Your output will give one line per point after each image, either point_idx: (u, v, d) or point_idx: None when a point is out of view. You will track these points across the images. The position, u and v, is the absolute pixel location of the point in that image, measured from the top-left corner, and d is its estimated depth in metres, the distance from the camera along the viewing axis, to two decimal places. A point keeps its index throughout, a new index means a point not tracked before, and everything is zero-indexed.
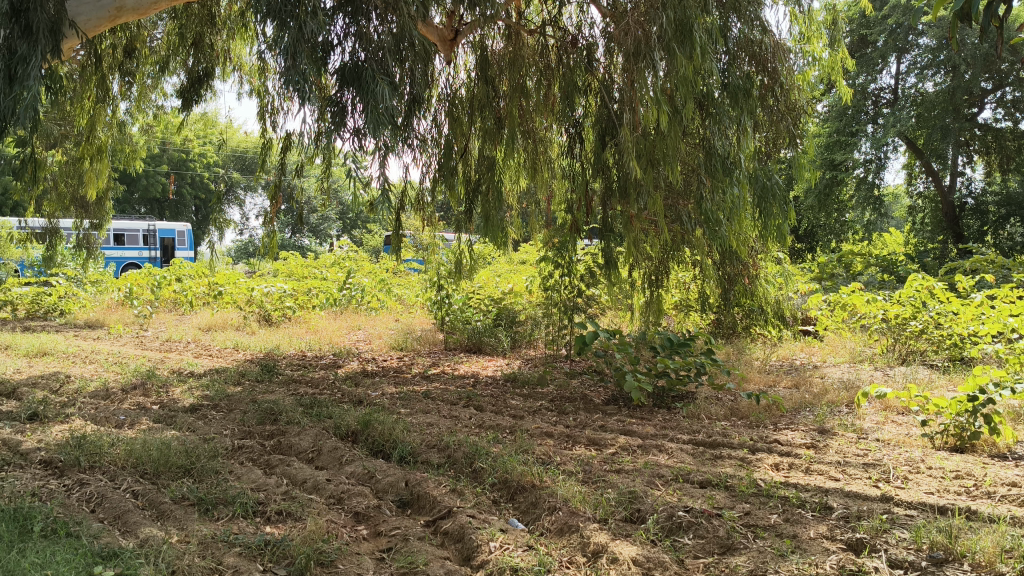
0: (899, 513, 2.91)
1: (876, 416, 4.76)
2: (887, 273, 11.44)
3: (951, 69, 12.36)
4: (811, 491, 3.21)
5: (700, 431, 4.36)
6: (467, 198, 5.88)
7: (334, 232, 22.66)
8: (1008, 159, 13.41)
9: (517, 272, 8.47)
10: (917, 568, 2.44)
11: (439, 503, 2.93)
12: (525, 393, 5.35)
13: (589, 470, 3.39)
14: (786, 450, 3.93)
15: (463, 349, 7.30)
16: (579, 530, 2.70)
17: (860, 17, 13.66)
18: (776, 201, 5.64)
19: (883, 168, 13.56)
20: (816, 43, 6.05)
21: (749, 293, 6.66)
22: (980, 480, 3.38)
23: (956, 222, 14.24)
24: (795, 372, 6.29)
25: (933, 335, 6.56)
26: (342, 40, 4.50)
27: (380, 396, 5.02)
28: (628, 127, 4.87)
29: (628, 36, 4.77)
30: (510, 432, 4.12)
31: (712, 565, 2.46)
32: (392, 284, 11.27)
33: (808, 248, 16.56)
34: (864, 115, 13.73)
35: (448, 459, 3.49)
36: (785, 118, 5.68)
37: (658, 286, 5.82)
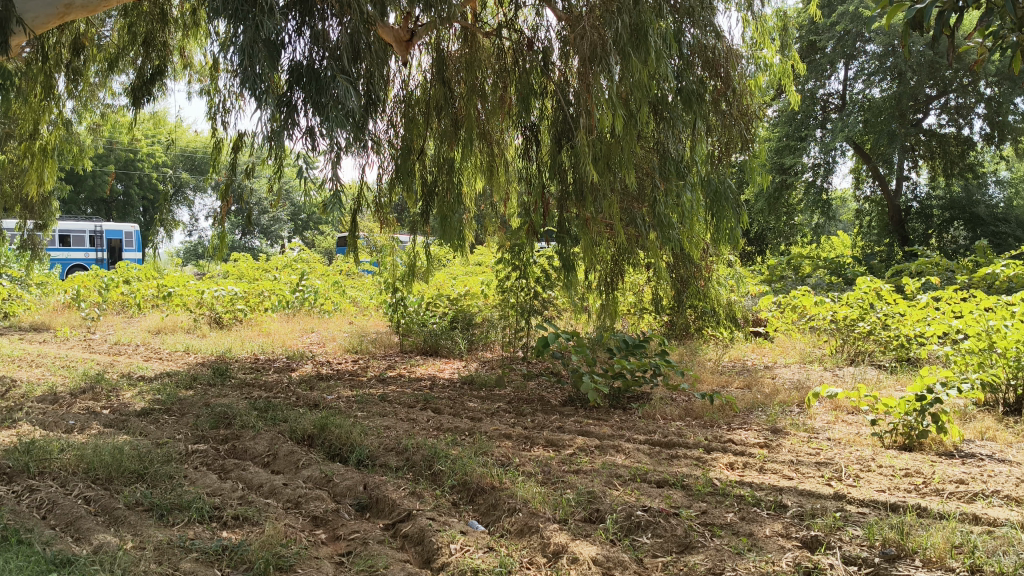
0: (852, 511, 2.96)
1: (826, 416, 4.85)
2: (835, 275, 11.68)
3: (897, 75, 12.60)
4: (766, 489, 3.26)
5: (656, 431, 4.40)
6: (423, 199, 5.87)
7: (286, 234, 22.43)
8: (950, 165, 13.79)
9: (471, 274, 8.47)
10: (870, 565, 2.49)
11: (399, 505, 2.92)
12: (482, 396, 5.36)
13: (548, 470, 3.41)
14: (741, 449, 3.99)
15: (419, 351, 7.28)
16: (539, 531, 2.71)
17: (809, 24, 13.84)
18: (729, 205, 5.72)
19: (831, 172, 13.89)
20: (769, 49, 6.13)
21: (703, 297, 6.78)
22: (929, 477, 3.46)
23: (901, 226, 14.53)
24: (747, 373, 6.38)
25: (881, 336, 6.70)
26: (295, 39, 4.46)
27: (335, 400, 4.99)
28: (584, 130, 4.89)
29: (584, 39, 4.74)
30: (469, 434, 4.11)
31: (671, 564, 2.48)
32: (346, 286, 11.20)
33: (758, 250, 16.82)
34: (812, 121, 13.97)
35: (407, 462, 3.47)
36: (738, 122, 5.76)
37: (614, 288, 5.86)
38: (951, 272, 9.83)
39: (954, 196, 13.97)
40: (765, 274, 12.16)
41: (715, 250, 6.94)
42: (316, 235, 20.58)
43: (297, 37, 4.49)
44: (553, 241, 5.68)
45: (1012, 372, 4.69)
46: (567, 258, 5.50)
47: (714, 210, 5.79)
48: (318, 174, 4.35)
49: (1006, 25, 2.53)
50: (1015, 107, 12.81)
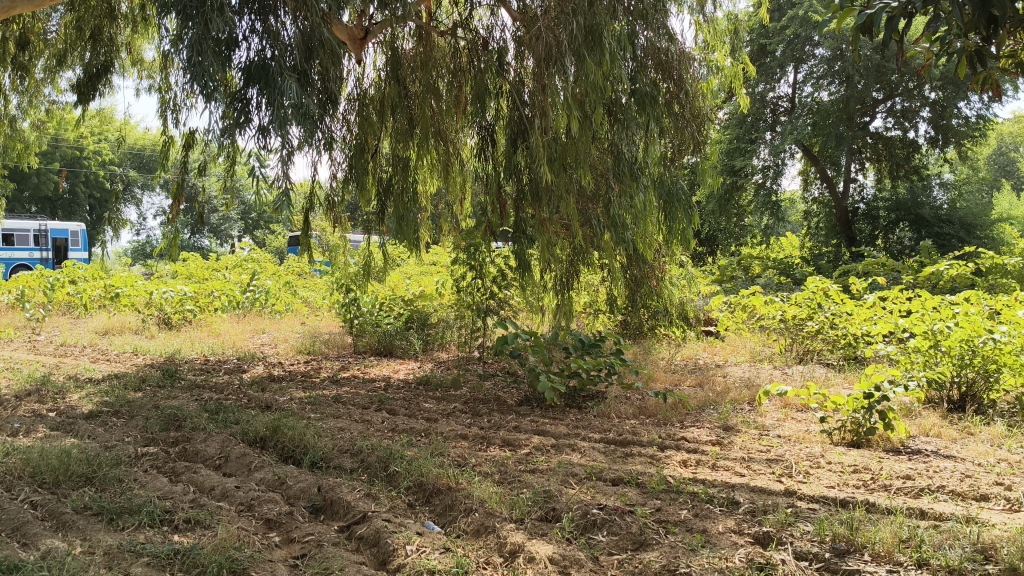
0: (803, 507, 3.02)
1: (777, 413, 4.93)
2: (784, 276, 11.89)
3: (845, 79, 12.83)
4: (718, 486, 3.30)
5: (610, 430, 4.43)
6: (379, 199, 5.84)
7: (236, 233, 22.16)
8: (897, 167, 14.21)
9: (427, 273, 8.42)
10: (821, 559, 2.53)
11: (354, 507, 2.90)
12: (438, 396, 5.35)
13: (504, 470, 3.41)
14: (693, 447, 4.03)
15: (374, 351, 7.24)
16: (495, 531, 2.71)
17: (759, 27, 14.03)
18: (681, 206, 5.79)
19: (780, 175, 14.13)
20: (720, 52, 6.21)
21: (656, 296, 6.75)
22: (877, 473, 3.53)
23: (849, 227, 14.82)
24: (699, 371, 6.46)
25: (829, 335, 6.80)
26: (248, 36, 4.40)
27: (288, 401, 4.94)
28: (539, 131, 4.90)
29: (539, 41, 4.81)
30: (424, 435, 4.11)
31: (626, 561, 2.51)
32: (298, 286, 11.10)
33: (709, 251, 17.04)
34: (762, 123, 14.19)
35: (362, 464, 3.45)
36: (689, 124, 5.77)
37: (569, 289, 5.89)
38: (896, 273, 10.07)
39: (899, 198, 14.29)
40: (716, 274, 12.32)
41: (669, 250, 6.99)
42: (268, 234, 20.43)
43: (250, 34, 4.43)
44: (510, 241, 5.71)
45: (956, 369, 4.80)
46: (523, 259, 5.51)
47: (666, 211, 5.85)
48: (270, 172, 4.36)
49: (951, 32, 2.59)
50: (959, 111, 13.14)
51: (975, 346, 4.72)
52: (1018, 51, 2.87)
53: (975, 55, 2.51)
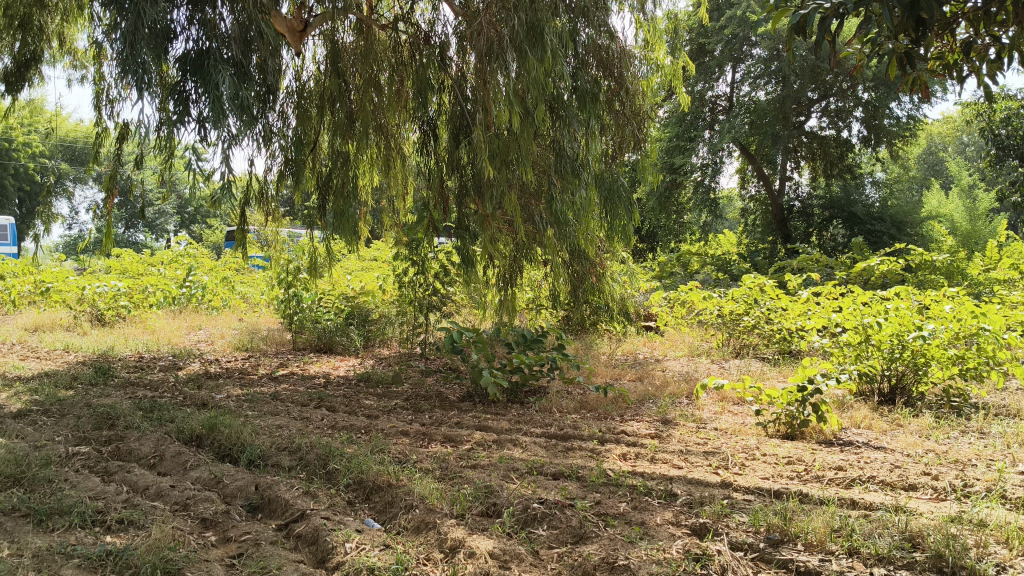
0: (738, 498, 3.07)
1: (714, 406, 5.02)
2: (722, 272, 12.11)
3: (781, 79, 13.06)
4: (657, 479, 3.34)
5: (552, 424, 4.45)
6: (318, 193, 5.79)
7: (172, 228, 21.77)
8: (831, 166, 14.52)
9: (367, 269, 8.33)
10: (755, 549, 2.58)
11: (292, 506, 2.86)
12: (378, 393, 5.31)
13: (445, 466, 3.40)
14: (633, 440, 4.07)
15: (313, 348, 7.17)
16: (436, 527, 2.70)
17: (698, 27, 14.19)
18: (622, 203, 5.86)
19: (719, 172, 14.22)
20: (659, 51, 6.28)
21: (598, 292, 6.78)
22: (810, 465, 3.62)
23: (784, 224, 15.09)
24: (639, 366, 6.52)
25: (765, 329, 6.92)
26: (185, 27, 4.33)
27: (225, 398, 4.87)
28: (481, 127, 4.90)
29: (480, 36, 4.74)
30: (365, 432, 4.08)
31: (566, 555, 2.53)
32: (236, 282, 10.95)
33: (649, 247, 17.26)
34: (701, 122, 14.37)
35: (301, 461, 3.41)
36: (630, 122, 5.85)
37: (512, 284, 5.89)
38: (828, 269, 10.31)
39: (833, 195, 14.61)
40: (656, 271, 12.49)
41: (610, 247, 7.04)
42: (204, 228, 20.13)
43: (187, 25, 4.36)
44: (452, 237, 5.65)
45: (886, 363, 4.94)
46: (466, 255, 5.51)
47: (607, 208, 5.90)
48: (208, 165, 4.32)
49: (882, 33, 2.65)
50: (890, 111, 13.49)
51: (904, 340, 4.85)
52: (946, 54, 2.94)
53: (904, 57, 2.58)
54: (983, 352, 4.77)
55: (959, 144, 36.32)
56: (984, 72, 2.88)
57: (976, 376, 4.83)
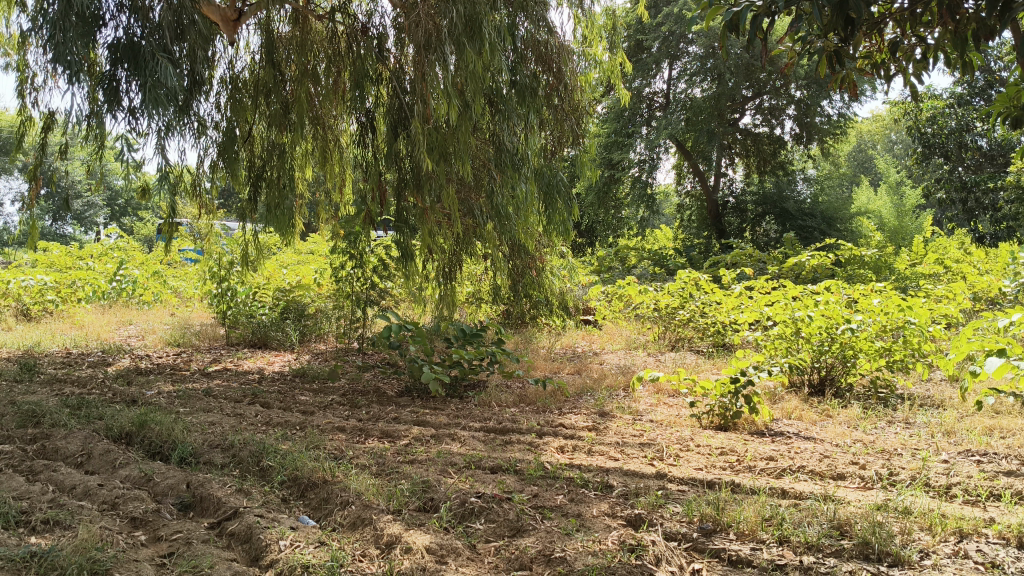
0: (673, 489, 3.12)
1: (650, 398, 5.08)
2: (659, 267, 12.26)
3: (716, 76, 13.24)
4: (593, 471, 3.37)
5: (491, 418, 4.45)
6: (251, 186, 5.66)
7: (101, 221, 21.28)
8: (764, 162, 14.65)
9: (303, 262, 8.22)
10: (689, 539, 2.62)
11: (224, 504, 2.82)
12: (315, 389, 5.25)
13: (382, 462, 3.38)
14: (570, 433, 4.10)
15: (247, 343, 7.06)
16: (372, 523, 2.68)
17: (635, 23, 14.30)
18: (561, 197, 5.98)
19: (656, 168, 14.44)
20: (597, 47, 6.31)
21: (537, 286, 6.79)
22: (742, 455, 3.69)
23: (719, 219, 15.30)
24: (578, 359, 6.57)
25: (699, 323, 7.03)
26: (116, 13, 4.21)
27: (155, 395, 4.75)
28: (419, 120, 4.85)
29: (418, 28, 4.70)
30: (300, 428, 4.03)
31: (503, 548, 2.53)
32: (168, 276, 10.73)
33: (588, 243, 17.39)
34: (639, 118, 14.51)
35: (234, 458, 3.35)
36: (568, 117, 5.89)
37: (451, 279, 5.86)
38: (761, 264, 10.52)
39: (766, 191, 14.89)
40: (594, 265, 12.59)
41: (549, 241, 7.06)
42: (135, 221, 19.72)
43: (118, 11, 4.24)
44: (390, 230, 5.61)
45: (816, 355, 5.05)
46: (404, 248, 5.49)
47: (546, 203, 5.96)
48: (139, 156, 4.22)
49: (812, 32, 2.70)
50: (822, 109, 13.82)
51: (833, 333, 4.97)
52: (873, 53, 3.00)
53: (834, 55, 2.63)
54: (910, 344, 4.91)
55: (887, 143, 37.29)
56: (911, 73, 2.95)
57: (902, 368, 4.97)
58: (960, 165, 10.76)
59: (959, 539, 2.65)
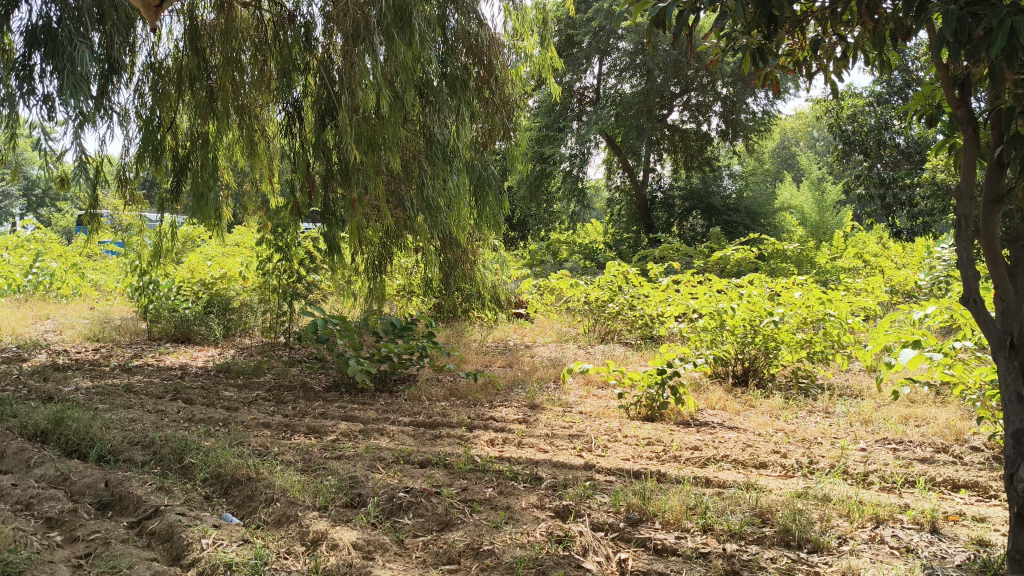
0: (600, 480, 3.15)
1: (580, 390, 5.13)
2: (589, 261, 12.36)
3: (645, 72, 13.38)
4: (522, 463, 3.38)
5: (420, 412, 4.43)
6: (175, 176, 5.51)
7: (17, 211, 20.58)
8: (691, 158, 15.08)
9: (229, 254, 8.05)
10: (615, 529, 2.65)
11: (144, 502, 2.74)
12: (240, 384, 5.14)
13: (309, 458, 3.33)
14: (500, 426, 4.10)
15: (170, 338, 6.90)
16: (297, 520, 2.64)
17: (566, 18, 14.36)
18: (491, 191, 6.00)
19: (587, 162, 14.43)
20: (529, 40, 6.30)
21: (469, 279, 6.77)
22: (668, 445, 3.74)
23: (647, 214, 15.31)
24: (509, 352, 6.58)
25: (628, 315, 7.11)
26: None
27: (73, 392, 4.60)
28: (348, 110, 4.71)
29: (347, 18, 4.58)
30: (224, 424, 3.95)
31: (431, 543, 2.52)
32: (87, 268, 10.42)
33: (520, 236, 17.47)
34: (569, 112, 14.56)
35: (154, 456, 3.27)
36: (499, 110, 5.88)
37: (381, 272, 5.81)
38: (688, 258, 10.69)
39: (693, 186, 15.14)
40: (526, 259, 12.60)
41: (481, 235, 7.05)
42: (53, 211, 19.08)
43: None
44: (318, 222, 5.53)
45: (740, 347, 5.15)
46: (332, 240, 5.42)
47: (477, 196, 5.98)
48: (55, 144, 4.09)
49: (736, 29, 2.75)
50: (747, 107, 14.09)
51: (756, 326, 5.09)
52: (796, 50, 3.07)
53: (758, 52, 2.69)
54: (830, 336, 5.07)
55: (810, 140, 38.15)
56: (830, 72, 3.02)
57: (822, 359, 5.11)
58: (879, 163, 10.72)
59: (875, 524, 2.73)
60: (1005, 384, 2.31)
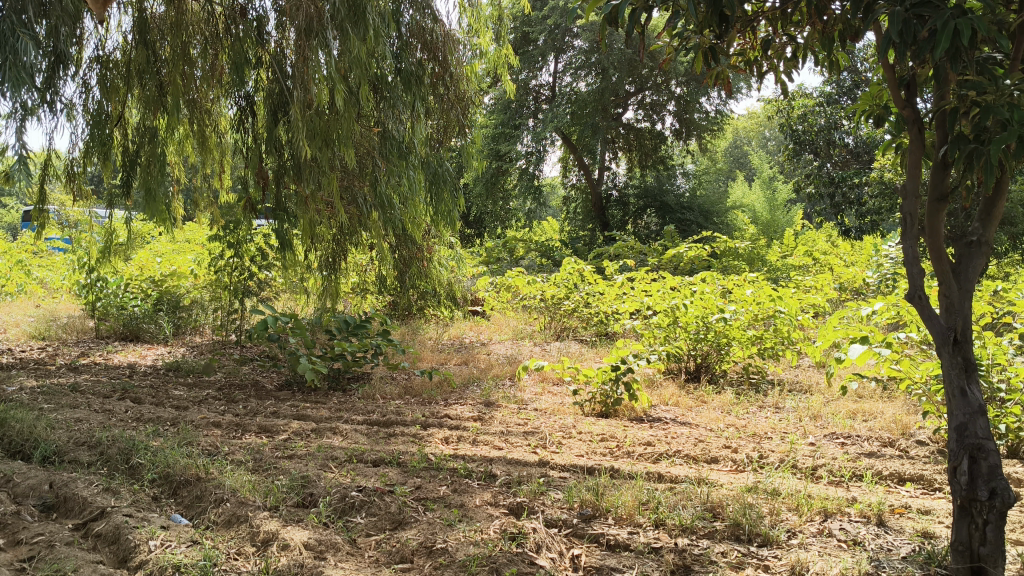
0: (554, 476, 3.17)
1: (535, 387, 5.13)
2: (546, 259, 12.39)
3: (600, 71, 13.46)
4: (477, 460, 3.38)
5: (374, 411, 4.41)
6: (124, 171, 5.41)
7: None
8: (645, 157, 15.11)
9: (179, 251, 7.94)
10: (569, 526, 2.66)
11: (91, 503, 2.69)
12: (189, 383, 5.06)
13: (260, 457, 3.30)
14: (455, 424, 4.09)
15: (119, 336, 6.77)
16: (248, 520, 2.61)
17: (522, 16, 14.36)
18: (446, 187, 5.97)
19: (542, 160, 14.51)
20: (484, 37, 6.29)
21: (424, 277, 6.74)
22: (622, 441, 3.77)
23: (603, 212, 15.42)
24: (465, 349, 6.58)
25: (584, 312, 7.14)
26: None
27: (18, 391, 4.49)
28: (301, 105, 4.65)
29: (298, 11, 4.48)
30: (173, 424, 3.89)
31: (384, 541, 2.51)
32: (31, 266, 10.16)
33: (476, 233, 17.47)
34: (525, 110, 14.53)
35: (101, 456, 3.21)
36: (454, 107, 5.84)
37: (335, 269, 5.76)
38: (642, 256, 10.78)
39: (647, 185, 15.28)
40: (482, 256, 12.59)
41: (436, 233, 7.02)
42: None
43: None
44: (271, 219, 5.47)
45: (692, 344, 5.22)
46: (284, 237, 5.37)
47: (432, 192, 5.98)
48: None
49: (688, 28, 2.78)
50: (700, 106, 14.22)
51: (708, 322, 5.16)
52: (747, 51, 3.04)
53: (709, 52, 2.72)
54: (780, 332, 5.16)
55: (762, 140, 38.67)
56: (780, 72, 3.07)
57: (773, 355, 5.16)
58: (828, 162, 10.80)
59: (823, 518, 2.77)
60: (948, 378, 2.36)
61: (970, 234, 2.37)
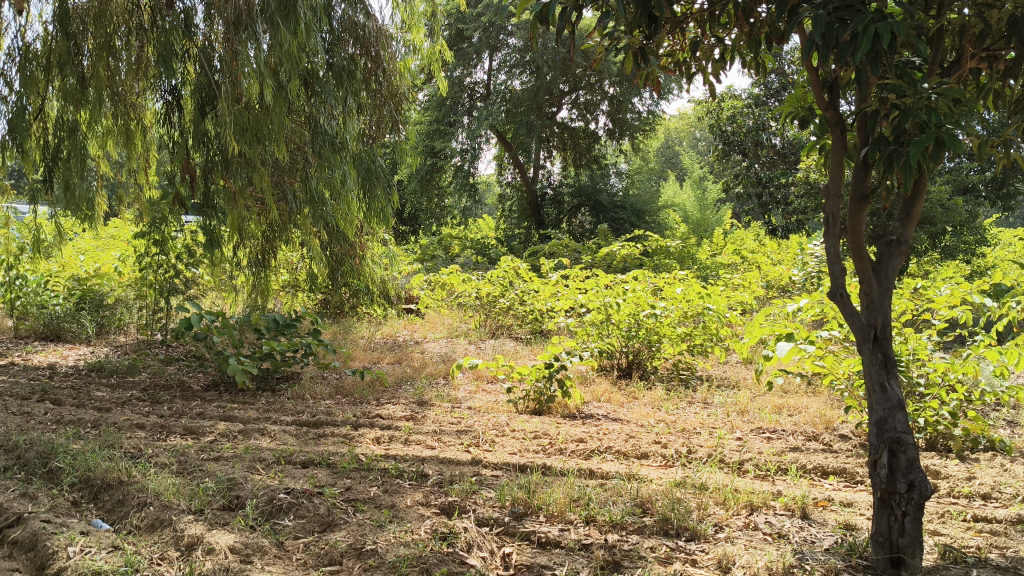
0: (486, 475, 3.16)
1: (468, 386, 5.13)
2: (481, 257, 12.39)
3: (534, 69, 13.50)
4: (408, 460, 3.37)
5: (304, 411, 4.35)
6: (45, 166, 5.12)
7: None
8: (580, 156, 15.11)
9: (103, 248, 7.73)
10: (501, 524, 2.66)
11: (6, 510, 2.60)
12: (112, 384, 4.93)
13: (185, 460, 3.22)
14: (387, 424, 4.06)
15: (39, 336, 6.55)
16: (171, 524, 2.55)
17: (456, 13, 14.32)
18: (379, 184, 5.91)
19: (477, 157, 14.39)
20: (417, 33, 6.21)
21: (357, 274, 6.67)
22: (554, 438, 3.79)
23: (538, 210, 15.54)
24: (399, 348, 6.54)
25: (519, 310, 7.17)
26: None
27: None
28: (229, 99, 4.56)
29: (227, 4, 4.46)
30: (94, 426, 3.78)
31: (312, 544, 2.48)
32: None
33: (410, 231, 17.37)
34: (460, 107, 14.46)
35: (18, 461, 3.10)
36: (387, 102, 5.86)
37: (265, 267, 5.67)
38: (576, 254, 10.85)
39: (581, 184, 15.40)
40: (417, 254, 12.51)
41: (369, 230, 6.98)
42: None
43: None
44: (199, 216, 5.37)
45: (624, 340, 5.29)
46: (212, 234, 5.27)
47: (365, 189, 5.91)
48: None
49: (619, 28, 2.80)
50: (633, 106, 14.39)
51: (639, 319, 5.22)
52: (676, 52, 3.09)
53: (639, 53, 2.75)
54: (708, 329, 5.27)
55: (694, 140, 39.31)
56: (710, 73, 3.12)
57: (701, 352, 5.31)
58: (756, 163, 11.03)
59: (749, 511, 2.83)
60: (869, 374, 2.43)
61: (890, 234, 2.44)
